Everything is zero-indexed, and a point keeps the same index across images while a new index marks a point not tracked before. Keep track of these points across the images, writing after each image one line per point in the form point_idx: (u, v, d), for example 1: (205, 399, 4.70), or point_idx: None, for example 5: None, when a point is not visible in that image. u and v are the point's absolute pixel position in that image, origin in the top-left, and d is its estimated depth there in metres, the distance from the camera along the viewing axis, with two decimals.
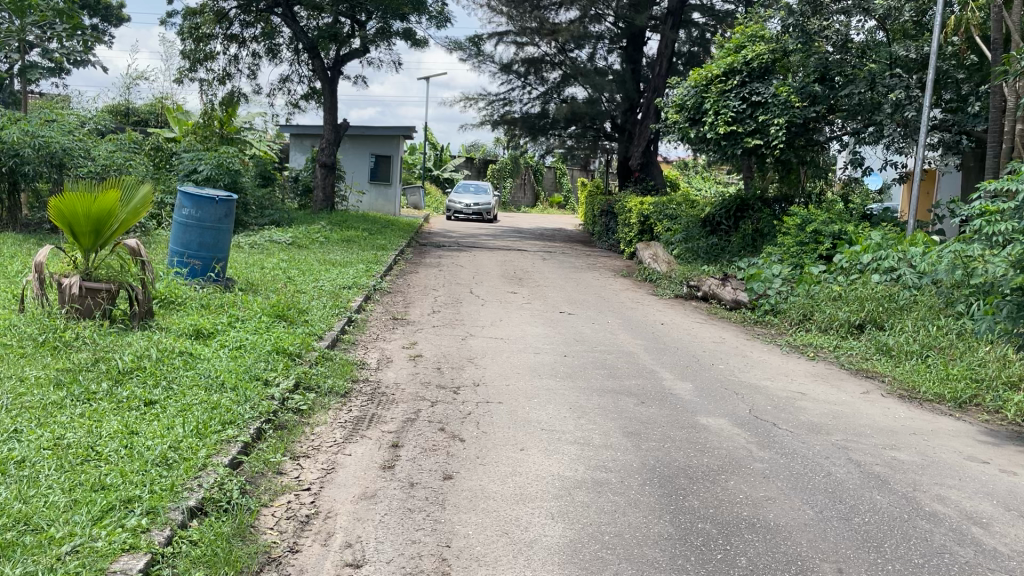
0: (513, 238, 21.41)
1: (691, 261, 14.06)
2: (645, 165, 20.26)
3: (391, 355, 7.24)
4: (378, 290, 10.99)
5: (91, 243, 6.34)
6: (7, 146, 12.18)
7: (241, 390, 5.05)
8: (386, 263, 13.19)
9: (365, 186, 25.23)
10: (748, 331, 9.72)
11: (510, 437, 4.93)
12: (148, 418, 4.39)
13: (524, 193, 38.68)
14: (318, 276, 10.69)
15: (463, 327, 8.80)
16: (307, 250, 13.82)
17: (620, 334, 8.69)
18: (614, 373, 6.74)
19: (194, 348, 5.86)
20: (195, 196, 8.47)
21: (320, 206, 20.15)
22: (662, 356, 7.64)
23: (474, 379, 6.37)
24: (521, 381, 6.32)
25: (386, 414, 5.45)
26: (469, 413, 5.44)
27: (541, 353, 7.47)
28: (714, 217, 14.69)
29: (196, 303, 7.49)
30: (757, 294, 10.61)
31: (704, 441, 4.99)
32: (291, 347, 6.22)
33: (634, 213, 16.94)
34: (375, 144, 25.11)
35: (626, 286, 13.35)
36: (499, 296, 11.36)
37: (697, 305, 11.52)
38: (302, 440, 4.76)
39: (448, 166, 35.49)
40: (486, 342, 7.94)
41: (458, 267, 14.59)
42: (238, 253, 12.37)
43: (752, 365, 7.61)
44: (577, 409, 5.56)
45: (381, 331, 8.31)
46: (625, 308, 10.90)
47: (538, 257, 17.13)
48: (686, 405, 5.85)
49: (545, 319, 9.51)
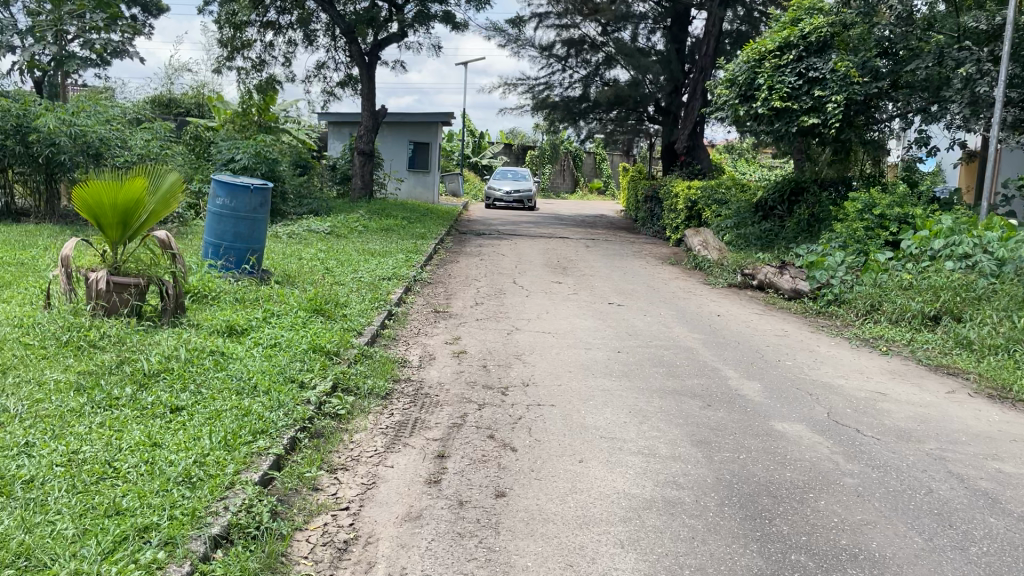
0: (555, 226, 20.91)
1: (743, 248, 13.44)
2: (691, 148, 19.53)
3: (433, 351, 6.84)
4: (418, 281, 10.59)
5: (119, 235, 6.04)
6: (44, 135, 11.98)
7: (275, 394, 4.66)
8: (427, 253, 12.81)
9: (403, 174, 24.91)
10: (811, 323, 9.12)
11: (567, 447, 4.47)
12: (173, 427, 4.02)
13: (563, 179, 38.03)
14: (356, 267, 10.33)
15: (508, 319, 8.37)
16: (345, 240, 13.49)
17: (675, 328, 8.17)
18: (674, 371, 6.24)
19: (226, 347, 5.50)
20: (229, 184, 8.12)
21: (358, 194, 19.84)
22: (723, 351, 7.11)
23: (524, 379, 5.93)
24: (575, 381, 5.88)
25: (431, 419, 5.03)
26: (520, 418, 5.00)
27: (592, 348, 7.00)
28: (766, 201, 14.25)
29: (231, 296, 7.16)
30: (818, 284, 10.02)
31: (783, 451, 4.49)
32: (329, 344, 5.83)
33: (681, 198, 16.33)
34: (413, 131, 24.74)
35: (675, 274, 12.79)
36: (544, 287, 10.89)
37: (752, 295, 10.93)
38: (339, 450, 4.36)
39: (487, 152, 35.04)
40: (533, 337, 7.50)
41: (500, 256, 14.16)
42: (275, 244, 12.08)
43: (822, 362, 7.04)
44: (638, 414, 5.10)
45: (423, 325, 7.91)
46: (677, 298, 10.36)
47: (582, 245, 16.63)
48: (757, 408, 5.35)
49: (594, 311, 9.03)
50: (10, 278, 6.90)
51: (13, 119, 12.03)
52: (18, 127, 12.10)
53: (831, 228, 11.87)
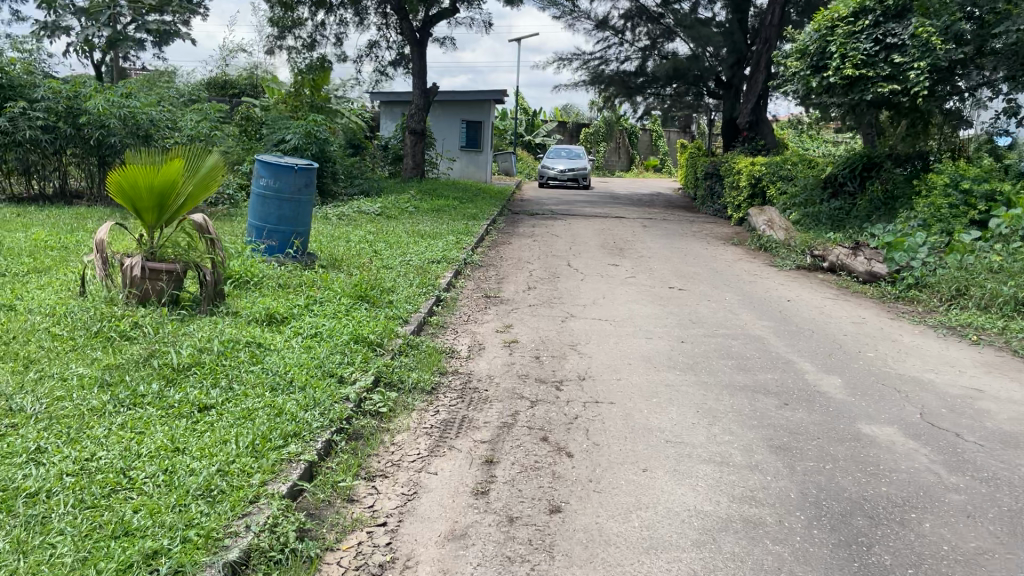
0: (610, 205, 20.32)
1: (812, 228, 12.71)
2: (754, 123, 18.74)
3: (483, 340, 6.44)
4: (468, 264, 10.21)
5: (155, 219, 5.77)
6: (94, 117, 11.91)
7: (311, 391, 4.31)
8: (478, 234, 12.43)
9: (455, 153, 24.52)
10: (890, 309, 8.46)
11: (629, 453, 4.02)
12: (198, 430, 3.69)
13: (618, 157, 37.15)
14: (405, 250, 9.99)
15: (563, 305, 7.93)
16: (395, 221, 13.19)
17: (742, 314, 7.63)
18: (744, 364, 5.74)
19: (264, 337, 5.19)
20: (274, 165, 7.82)
21: (410, 174, 19.56)
22: (797, 342, 6.56)
23: (580, 372, 5.50)
24: (635, 375, 5.42)
25: (479, 417, 4.63)
26: (576, 418, 4.57)
27: (654, 338, 6.52)
28: (836, 176, 13.45)
29: (274, 282, 6.86)
30: (898, 266, 9.34)
31: (875, 461, 3.99)
32: (372, 334, 5.47)
33: (744, 175, 15.57)
34: (465, 110, 24.34)
35: (738, 255, 12.15)
36: (599, 269, 10.40)
37: (823, 278, 10.28)
38: (378, 454, 3.99)
39: (540, 130, 34.42)
40: (590, 324, 7.05)
41: (554, 237, 13.70)
42: (324, 226, 11.81)
43: (907, 353, 6.44)
44: (708, 414, 4.63)
45: (473, 312, 7.51)
46: (742, 281, 9.77)
47: (639, 224, 16.04)
48: (841, 408, 4.82)
49: (653, 296, 8.52)
50: (48, 263, 6.71)
51: (64, 101, 12.05)
52: (69, 109, 12.11)
53: (910, 207, 11.11)
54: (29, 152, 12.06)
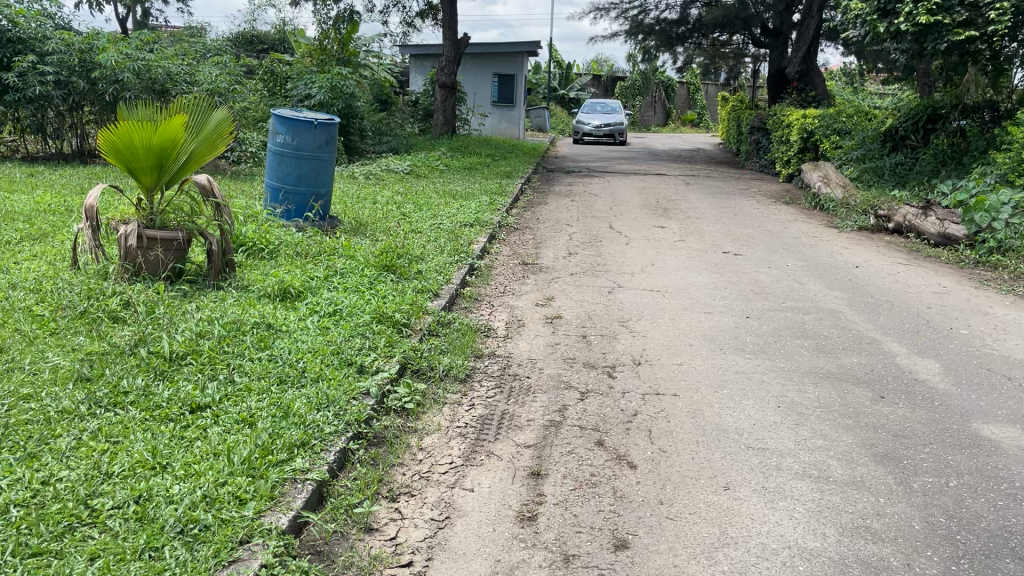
0: (649, 161, 19.38)
1: (873, 185, 11.75)
2: (804, 73, 17.59)
3: (522, 315, 5.77)
4: (503, 227, 9.49)
5: (154, 180, 5.11)
6: (108, 71, 11.31)
7: (326, 385, 3.67)
8: (512, 194, 11.71)
9: (487, 108, 23.60)
10: (971, 276, 7.59)
11: (704, 463, 3.34)
12: (185, 439, 3.08)
13: (654, 112, 35.78)
14: (436, 212, 9.30)
15: (609, 273, 7.22)
16: (425, 180, 12.49)
17: (809, 284, 6.84)
18: (823, 346, 5.00)
19: (276, 316, 4.58)
20: (291, 120, 7.13)
21: (439, 130, 18.68)
22: (878, 317, 5.79)
23: (634, 355, 4.83)
24: (698, 359, 4.72)
25: (521, 414, 3.96)
26: (636, 415, 3.89)
27: (715, 313, 5.79)
28: (896, 129, 12.47)
29: (291, 250, 6.24)
30: (977, 228, 8.40)
31: (1008, 476, 3.23)
32: (398, 313, 4.82)
33: (795, 127, 14.42)
34: (497, 63, 23.38)
35: (792, 215, 11.29)
36: (645, 232, 9.62)
37: (890, 240, 9.41)
38: (404, 465, 3.33)
39: (575, 84, 33.29)
40: (640, 296, 6.33)
41: (593, 196, 12.92)
42: (349, 186, 11.17)
43: (1006, 330, 5.60)
44: (791, 412, 3.91)
45: (509, 282, 6.83)
46: (802, 245, 8.93)
47: (682, 182, 15.17)
48: (948, 402, 4.05)
49: (707, 263, 7.75)
50: (45, 229, 6.13)
51: (77, 54, 11.47)
52: (82, 63, 11.58)
53: (986, 162, 10.14)
54: (43, 109, 11.53)
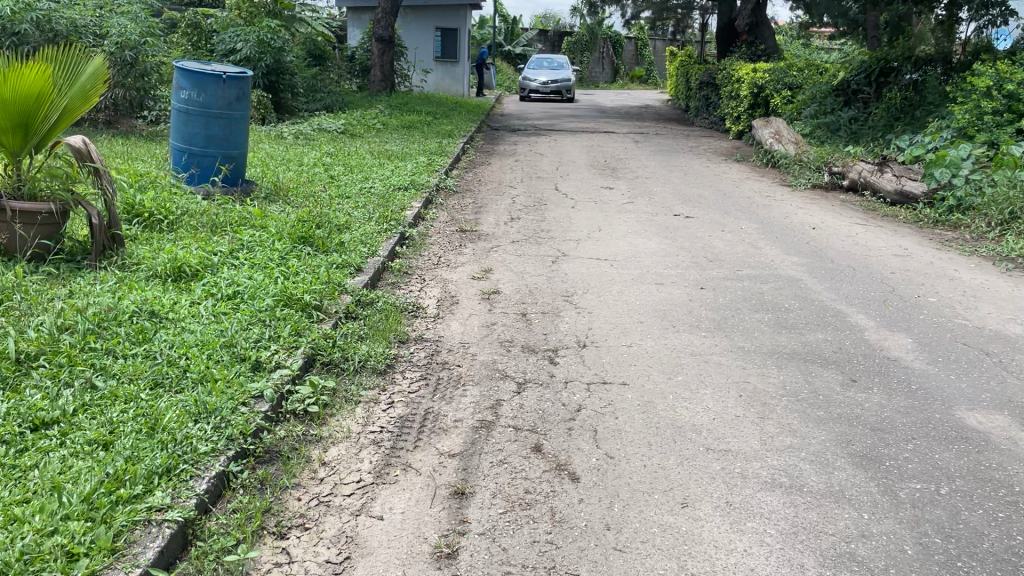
0: (596, 118, 18.78)
1: (825, 141, 11.38)
2: (753, 25, 17.11)
3: (456, 291, 5.21)
4: (441, 191, 8.86)
5: (19, 143, 4.35)
6: (4, 22, 10.25)
7: (208, 389, 3.07)
8: (453, 154, 11.06)
9: (429, 64, 22.67)
10: (931, 237, 7.23)
11: (658, 472, 2.85)
12: (16, 468, 2.48)
13: (602, 69, 35.05)
14: (367, 175, 8.63)
15: (554, 240, 6.69)
16: (360, 140, 11.75)
17: (766, 249, 6.40)
18: (784, 320, 4.55)
19: (161, 302, 3.94)
20: (195, 73, 6.37)
21: (378, 87, 17.77)
22: (840, 285, 5.37)
23: (579, 337, 4.32)
24: (649, 340, 4.25)
25: (448, 413, 3.41)
26: (578, 412, 3.38)
27: (666, 285, 5.32)
28: (848, 82, 12.13)
29: (196, 221, 5.55)
30: (937, 185, 8.03)
31: (1008, 478, 2.79)
32: (308, 294, 4.22)
33: (745, 82, 13.94)
34: (439, 16, 22.42)
35: (744, 173, 10.87)
36: (592, 194, 9.09)
37: (845, 199, 9.04)
38: (300, 487, 2.76)
39: (521, 40, 32.41)
40: (585, 267, 5.81)
41: (538, 156, 12.34)
42: (275, 147, 10.38)
43: (976, 297, 5.22)
44: (755, 403, 3.43)
45: (444, 252, 6.24)
46: (755, 206, 8.49)
47: (630, 139, 14.66)
48: (926, 385, 3.61)
49: (657, 227, 7.26)
50: None
51: None
52: None
53: (941, 116, 9.81)
54: None
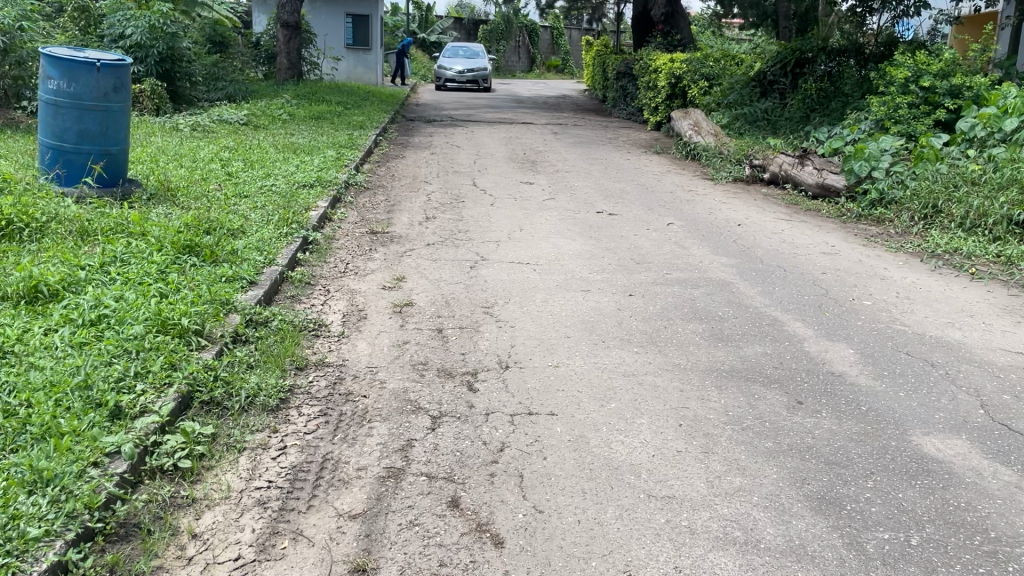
0: (514, 109, 18.39)
1: (744, 132, 11.25)
2: (670, 15, 16.96)
3: (364, 304, 4.71)
4: (350, 187, 8.30)
5: None
6: None
7: (50, 447, 2.52)
8: (364, 147, 10.47)
9: (340, 51, 21.81)
10: (856, 232, 7.09)
11: (594, 531, 2.45)
12: None
13: (519, 58, 34.70)
14: (269, 171, 8.00)
15: (471, 242, 6.25)
16: (264, 132, 11.03)
17: (693, 249, 6.11)
18: (720, 331, 4.23)
19: (5, 332, 3.32)
20: (65, 61, 5.65)
21: (284, 75, 16.89)
22: (773, 288, 5.10)
23: (501, 358, 3.90)
24: (578, 360, 3.85)
25: (350, 459, 2.94)
26: (501, 452, 2.95)
27: (593, 293, 4.94)
28: (765, 73, 12.01)
29: (64, 229, 4.89)
30: (858, 178, 7.88)
31: (980, 521, 2.50)
32: (187, 318, 3.67)
33: (662, 72, 13.66)
34: (349, 3, 21.58)
35: (665, 166, 10.65)
36: (511, 189, 8.69)
37: (767, 192, 8.89)
38: (163, 571, 2.27)
39: (435, 28, 31.76)
40: (506, 272, 5.40)
41: (454, 148, 11.86)
42: (168, 140, 9.60)
43: (911, 299, 5.00)
44: (697, 434, 3.08)
45: (352, 258, 5.71)
46: (678, 201, 8.24)
47: (549, 131, 14.33)
48: (877, 406, 3.33)
49: (580, 225, 6.89)
50: None
51: None
52: None
53: (858, 107, 9.76)
54: None
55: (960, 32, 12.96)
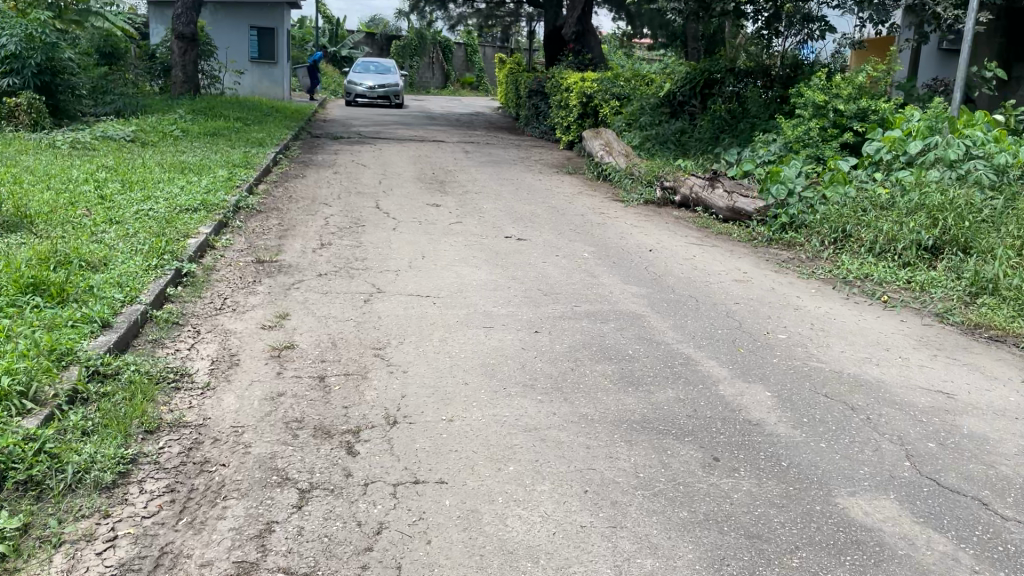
0: (425, 126, 17.98)
1: (655, 152, 11.14)
2: (580, 34, 16.88)
3: (240, 347, 4.20)
4: (240, 211, 7.71)
5: None
6: None
7: None
8: (261, 166, 9.87)
9: (243, 65, 20.96)
10: (768, 257, 6.96)
11: None
12: None
13: (432, 74, 34.35)
14: (149, 193, 7.35)
15: (368, 272, 5.79)
16: (151, 149, 10.29)
17: (604, 278, 5.81)
18: (630, 374, 3.90)
19: None
20: None
21: (180, 89, 16.02)
22: (686, 322, 4.83)
23: (389, 411, 3.46)
24: (475, 412, 3.45)
25: (193, 551, 2.47)
26: (377, 536, 2.51)
27: (496, 329, 4.57)
28: (674, 94, 11.97)
29: None
30: (772, 202, 7.75)
31: None
32: (9, 377, 3.13)
33: (574, 91, 13.48)
34: (253, 15, 20.76)
35: (576, 187, 10.42)
36: (416, 212, 8.27)
37: (678, 215, 8.74)
38: None
39: (346, 43, 31.09)
40: (403, 306, 4.97)
41: (359, 167, 11.36)
42: (39, 158, 8.79)
43: (826, 331, 4.81)
44: (603, 502, 2.72)
45: (233, 292, 5.18)
46: (589, 224, 7.98)
47: (459, 149, 13.98)
48: (799, 461, 3.04)
49: (486, 252, 6.52)
50: None
51: None
52: None
53: (767, 129, 9.75)
54: None
55: (858, 54, 13.29)
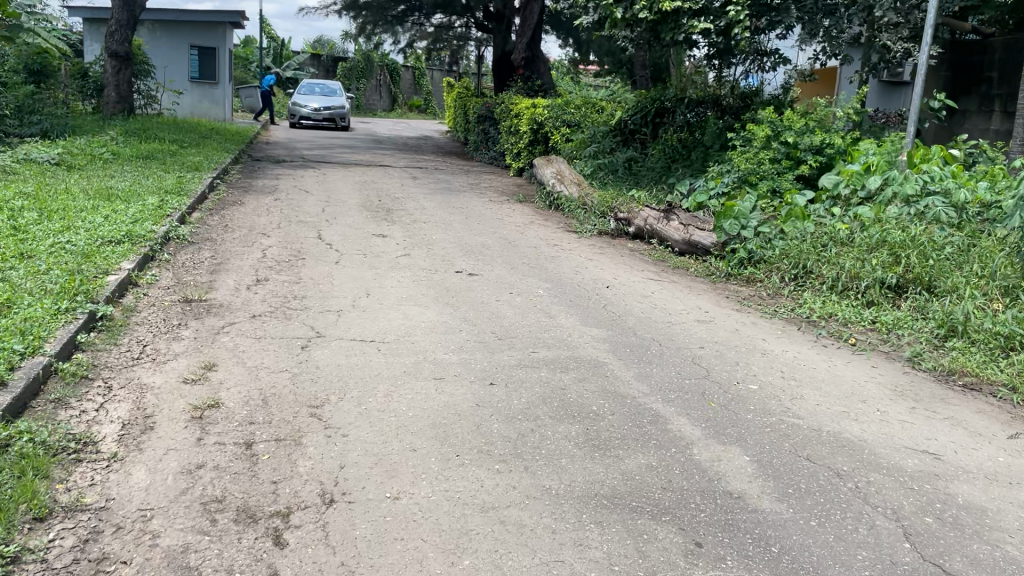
0: (371, 150, 17.53)
1: (608, 181, 10.91)
2: (530, 60, 16.64)
3: (157, 407, 3.71)
4: (170, 243, 7.18)
5: None
6: None
7: None
8: (195, 193, 9.32)
9: (182, 84, 20.23)
10: (728, 294, 6.71)
11: None
12: None
13: (379, 96, 33.87)
14: (68, 222, 6.78)
15: (306, 313, 5.34)
16: (77, 173, 9.65)
17: (562, 319, 5.46)
18: (596, 435, 3.54)
19: None
20: None
21: (112, 108, 15.30)
22: (652, 371, 4.49)
23: (324, 486, 3.03)
24: (424, 487, 3.03)
25: None
26: None
27: (448, 381, 4.16)
28: (625, 123, 11.78)
29: None
30: (729, 237, 7.49)
31: None
32: None
33: (524, 117, 13.20)
34: (194, 33, 20.10)
35: (528, 216, 10.10)
36: (361, 243, 7.82)
37: (633, 247, 8.46)
38: None
39: (291, 63, 30.48)
40: (345, 354, 4.53)
41: (301, 193, 10.87)
42: None
43: (798, 379, 4.53)
44: None
45: (155, 338, 4.68)
46: (542, 257, 7.64)
47: (407, 175, 13.57)
48: (788, 546, 2.71)
49: (436, 289, 6.12)
50: None
51: None
52: None
53: (720, 159, 9.58)
54: None
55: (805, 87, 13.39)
